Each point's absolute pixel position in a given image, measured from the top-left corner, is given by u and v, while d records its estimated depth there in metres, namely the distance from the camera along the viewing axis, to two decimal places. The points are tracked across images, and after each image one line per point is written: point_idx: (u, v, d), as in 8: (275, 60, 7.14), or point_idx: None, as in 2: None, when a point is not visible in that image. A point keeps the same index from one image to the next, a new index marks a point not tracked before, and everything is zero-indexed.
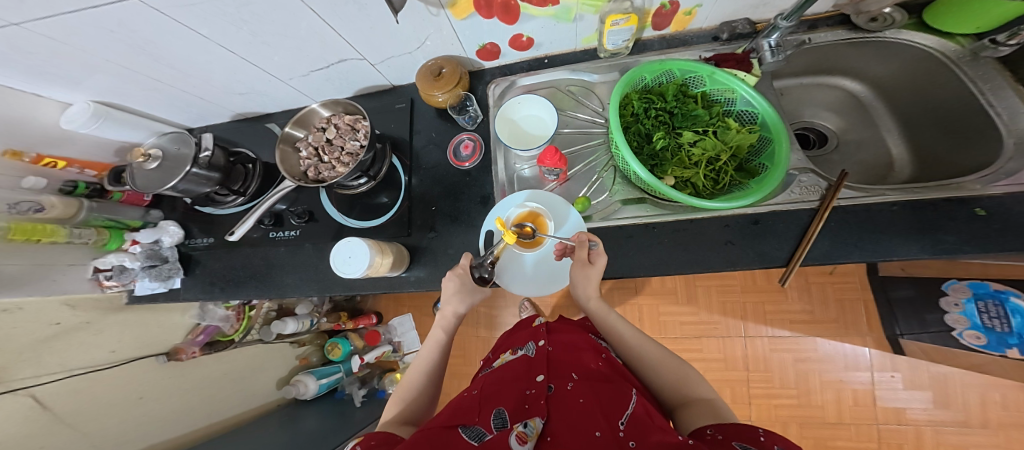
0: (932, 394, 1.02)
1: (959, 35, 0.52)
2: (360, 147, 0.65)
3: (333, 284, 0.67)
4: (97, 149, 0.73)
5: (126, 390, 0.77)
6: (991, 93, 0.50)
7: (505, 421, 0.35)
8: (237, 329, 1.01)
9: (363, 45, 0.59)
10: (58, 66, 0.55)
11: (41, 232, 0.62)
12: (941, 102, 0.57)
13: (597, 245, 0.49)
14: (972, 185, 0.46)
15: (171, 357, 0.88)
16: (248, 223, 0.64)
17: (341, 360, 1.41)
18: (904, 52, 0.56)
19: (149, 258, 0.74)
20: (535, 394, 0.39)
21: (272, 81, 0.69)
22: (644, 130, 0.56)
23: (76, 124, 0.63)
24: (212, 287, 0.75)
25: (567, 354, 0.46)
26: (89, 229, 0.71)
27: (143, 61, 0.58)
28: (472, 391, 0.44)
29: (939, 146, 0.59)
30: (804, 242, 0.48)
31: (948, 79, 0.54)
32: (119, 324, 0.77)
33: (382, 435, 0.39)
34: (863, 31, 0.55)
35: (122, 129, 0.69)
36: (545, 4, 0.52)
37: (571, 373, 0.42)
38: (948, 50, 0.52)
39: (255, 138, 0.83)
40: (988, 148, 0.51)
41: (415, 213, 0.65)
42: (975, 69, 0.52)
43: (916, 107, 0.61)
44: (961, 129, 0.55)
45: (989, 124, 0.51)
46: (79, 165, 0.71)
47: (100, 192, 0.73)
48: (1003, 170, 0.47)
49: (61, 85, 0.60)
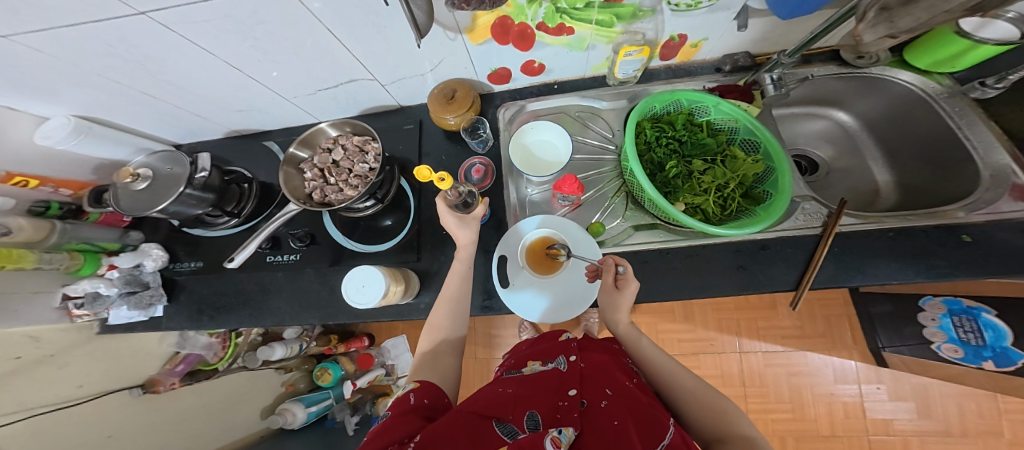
0: (915, 405, 1.07)
1: (935, 73, 0.58)
2: (369, 170, 0.63)
3: (337, 311, 0.64)
4: (75, 166, 0.68)
5: (92, 429, 0.70)
6: (967, 127, 0.56)
7: (538, 424, 0.36)
8: (221, 357, 0.96)
9: (376, 65, 0.59)
10: (42, 79, 0.51)
11: (4, 259, 0.56)
12: (925, 135, 0.62)
13: (626, 270, 0.48)
14: (956, 213, 0.50)
15: (146, 390, 0.81)
16: (249, 249, 0.59)
17: (330, 385, 1.33)
18: (890, 86, 0.61)
19: (128, 284, 0.68)
20: (568, 406, 0.39)
21: (276, 98, 0.67)
22: (656, 158, 0.58)
23: (51, 140, 0.58)
24: (199, 315, 0.70)
25: (598, 372, 0.47)
26: (61, 253, 0.64)
27: (138, 75, 0.55)
28: (504, 389, 0.44)
29: (922, 177, 0.63)
30: (810, 270, 0.49)
31: (929, 113, 0.59)
32: (88, 356, 0.70)
33: (434, 394, 0.42)
34: (851, 67, 0.60)
35: (103, 147, 0.65)
36: (561, 33, 0.54)
37: (604, 389, 0.43)
38: (928, 87, 0.58)
39: (252, 157, 0.80)
40: (966, 181, 0.55)
41: (425, 238, 0.64)
42: (950, 104, 0.57)
43: (900, 138, 0.66)
44: (942, 160, 0.59)
45: (967, 158, 0.55)
46: (54, 184, 0.65)
47: (76, 213, 0.67)
48: (982, 200, 0.51)
49: (39, 98, 0.56)
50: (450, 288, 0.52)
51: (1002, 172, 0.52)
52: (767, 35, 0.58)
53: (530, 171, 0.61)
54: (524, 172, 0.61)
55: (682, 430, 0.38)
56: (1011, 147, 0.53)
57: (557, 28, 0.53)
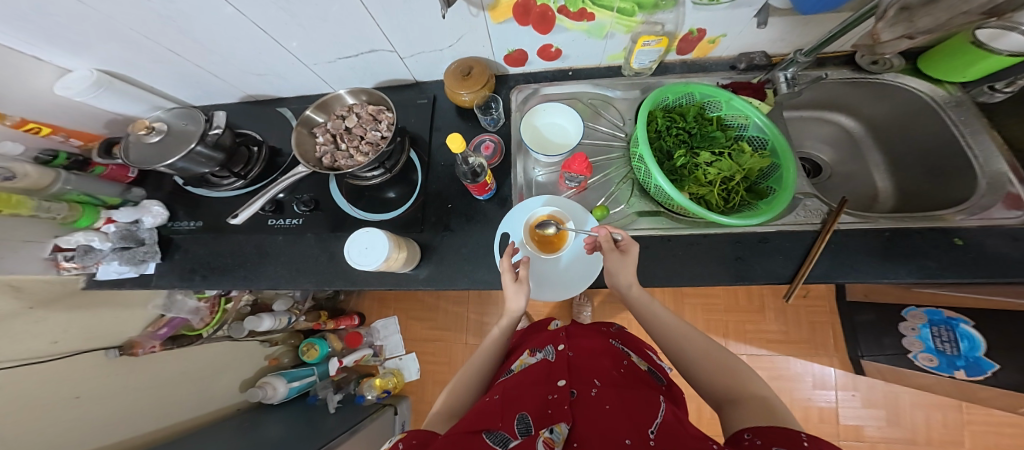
0: (885, 412, 1.11)
1: (946, 83, 0.61)
2: (381, 138, 0.63)
3: (336, 278, 0.63)
4: (87, 119, 0.66)
5: (63, 387, 0.66)
6: (971, 136, 0.58)
7: (529, 427, 0.35)
8: (207, 323, 0.94)
9: (398, 37, 0.59)
10: (72, 32, 0.50)
11: (3, 204, 0.53)
12: (927, 144, 0.65)
13: (624, 235, 0.49)
14: (951, 218, 0.52)
15: (124, 352, 0.78)
16: (254, 206, 0.59)
17: (316, 362, 1.33)
18: (897, 93, 0.65)
19: (123, 240, 0.66)
20: (558, 399, 0.39)
21: (296, 65, 0.66)
22: (665, 147, 0.60)
23: (71, 91, 0.56)
24: (193, 274, 0.68)
25: (587, 360, 0.47)
26: (60, 203, 0.61)
27: (166, 33, 0.54)
28: (491, 395, 0.42)
29: (921, 182, 0.66)
30: (808, 261, 0.51)
31: (935, 121, 0.62)
32: (66, 311, 0.67)
33: (422, 434, 0.35)
34: (864, 72, 0.63)
35: (121, 101, 0.64)
36: (581, 19, 0.55)
37: (592, 380, 0.43)
38: (937, 95, 0.61)
39: (261, 121, 0.78)
40: (966, 187, 0.58)
41: (430, 211, 0.64)
42: (958, 114, 0.60)
43: (904, 147, 0.69)
44: (944, 169, 0.62)
45: (967, 165, 0.58)
46: (66, 133, 0.64)
47: (82, 165, 0.66)
48: (978, 205, 0.53)
49: (66, 50, 0.54)
50: None
51: (999, 180, 0.54)
52: (785, 35, 0.60)
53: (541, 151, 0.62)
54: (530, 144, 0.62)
55: (672, 408, 0.39)
56: (1011, 156, 0.55)
57: (578, 13, 0.54)
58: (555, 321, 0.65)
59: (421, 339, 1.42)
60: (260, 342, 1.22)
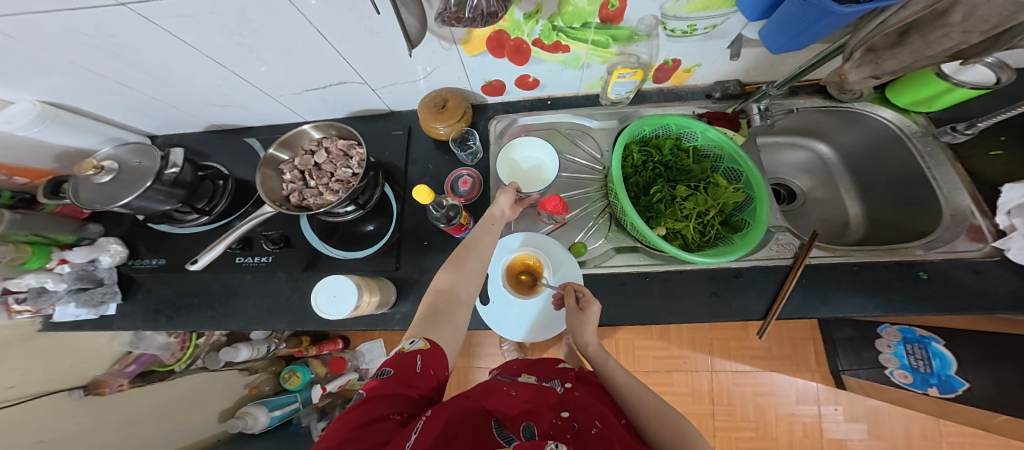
0: (867, 425, 1.13)
1: (912, 111, 0.62)
2: (352, 175, 0.61)
3: (307, 319, 0.61)
4: (35, 154, 0.63)
5: (20, 434, 0.62)
6: (936, 168, 0.60)
7: (534, 434, 0.34)
8: (179, 358, 0.89)
9: (367, 69, 0.58)
10: (9, 65, 0.48)
11: None
12: (895, 171, 0.66)
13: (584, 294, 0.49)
14: (915, 251, 0.53)
15: (89, 392, 0.75)
16: (216, 250, 0.55)
17: (299, 389, 1.28)
18: (867, 124, 0.66)
19: (80, 280, 0.63)
20: (562, 426, 0.37)
21: (261, 95, 0.64)
22: (642, 182, 0.60)
23: (13, 125, 0.53)
24: (157, 315, 0.65)
25: (593, 400, 0.46)
26: (6, 245, 0.55)
27: (113, 65, 0.52)
28: (504, 391, 0.42)
29: (890, 211, 0.67)
30: (779, 299, 0.52)
31: (902, 150, 0.63)
32: (23, 356, 0.64)
33: (442, 362, 0.38)
34: (835, 101, 0.64)
35: (70, 134, 0.61)
36: (557, 50, 0.55)
37: (596, 420, 0.41)
38: (903, 124, 0.63)
39: (230, 153, 0.76)
40: (931, 220, 0.59)
41: (405, 247, 0.63)
42: (924, 144, 0.61)
43: (872, 174, 0.70)
44: (911, 198, 0.63)
45: (933, 197, 0.60)
46: (8, 170, 0.59)
47: (28, 203, 0.63)
48: (940, 238, 0.55)
49: (4, 83, 0.52)
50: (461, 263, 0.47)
51: (962, 212, 0.56)
52: (757, 65, 0.60)
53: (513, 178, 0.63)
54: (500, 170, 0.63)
55: None
56: (972, 188, 0.57)
57: (553, 45, 0.53)
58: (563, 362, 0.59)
59: None
60: (238, 370, 1.18)
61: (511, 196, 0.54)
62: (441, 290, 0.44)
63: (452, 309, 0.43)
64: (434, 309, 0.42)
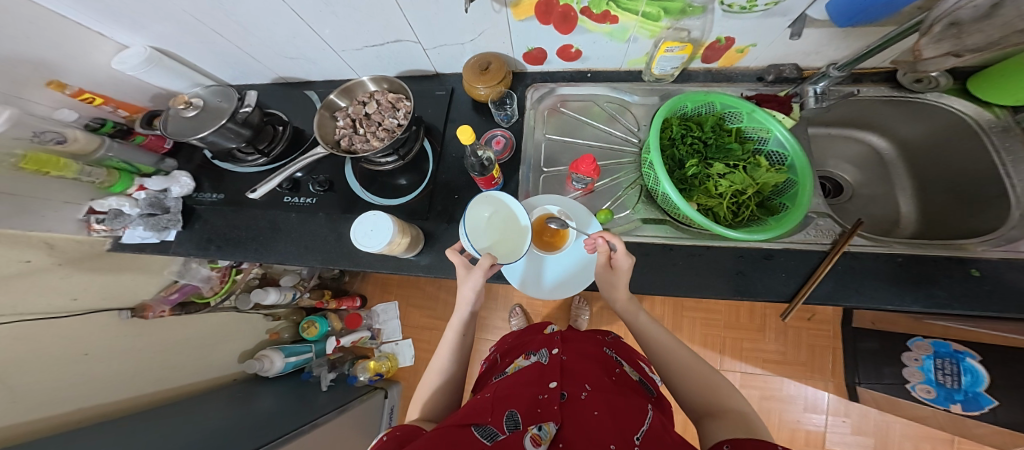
0: (873, 441, 1.10)
1: (996, 106, 0.58)
2: (397, 126, 0.64)
3: (343, 258, 0.65)
4: (135, 91, 0.70)
5: (74, 341, 0.67)
6: (1012, 165, 0.57)
7: (518, 423, 0.35)
8: (216, 292, 0.95)
9: (424, 29, 0.60)
10: (130, 10, 0.53)
11: (50, 165, 0.56)
12: (961, 170, 0.64)
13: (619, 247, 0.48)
14: (972, 248, 0.52)
15: (136, 314, 0.80)
16: (272, 183, 0.61)
17: (315, 340, 1.35)
18: (933, 114, 0.64)
19: (151, 206, 0.68)
20: (547, 400, 0.39)
21: (325, 50, 0.67)
22: (678, 156, 0.61)
23: (126, 65, 0.60)
24: (208, 244, 0.70)
25: (580, 365, 0.47)
26: (100, 168, 0.63)
27: (213, 15, 0.56)
28: (484, 394, 0.43)
29: (946, 210, 0.67)
30: (809, 283, 0.51)
31: (975, 146, 0.61)
32: (94, 269, 0.71)
33: (407, 424, 0.39)
34: (905, 91, 0.62)
35: (167, 77, 0.67)
36: (605, 21, 0.55)
37: (584, 383, 0.43)
38: (983, 118, 0.59)
39: (287, 102, 0.80)
40: (998, 216, 0.58)
41: (437, 199, 0.65)
42: (1002, 139, 0.58)
43: (933, 172, 0.70)
44: (975, 198, 0.62)
45: (1003, 194, 0.57)
46: (115, 104, 0.66)
47: (125, 133, 0.68)
48: (1006, 236, 0.53)
49: (125, 26, 0.58)
50: (450, 345, 0.52)
51: None
52: (819, 48, 0.59)
53: (491, 244, 0.49)
54: (466, 234, 0.47)
55: (659, 418, 0.40)
56: None
57: (601, 15, 0.54)
58: (551, 324, 0.64)
59: (419, 326, 1.45)
60: (263, 315, 1.24)
61: (485, 278, 0.48)
62: (433, 387, 0.50)
63: (443, 392, 0.50)
64: (437, 398, 0.50)
